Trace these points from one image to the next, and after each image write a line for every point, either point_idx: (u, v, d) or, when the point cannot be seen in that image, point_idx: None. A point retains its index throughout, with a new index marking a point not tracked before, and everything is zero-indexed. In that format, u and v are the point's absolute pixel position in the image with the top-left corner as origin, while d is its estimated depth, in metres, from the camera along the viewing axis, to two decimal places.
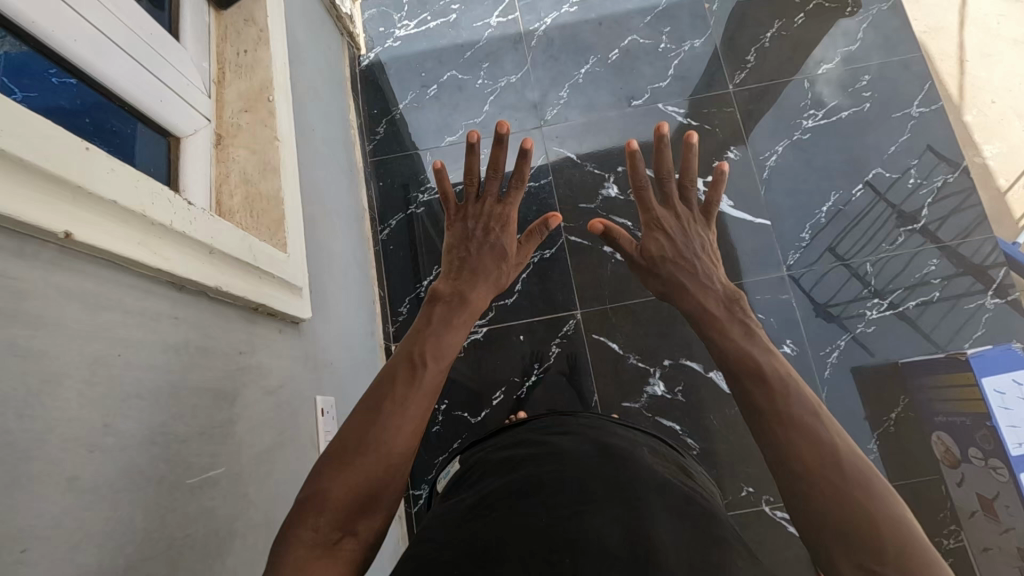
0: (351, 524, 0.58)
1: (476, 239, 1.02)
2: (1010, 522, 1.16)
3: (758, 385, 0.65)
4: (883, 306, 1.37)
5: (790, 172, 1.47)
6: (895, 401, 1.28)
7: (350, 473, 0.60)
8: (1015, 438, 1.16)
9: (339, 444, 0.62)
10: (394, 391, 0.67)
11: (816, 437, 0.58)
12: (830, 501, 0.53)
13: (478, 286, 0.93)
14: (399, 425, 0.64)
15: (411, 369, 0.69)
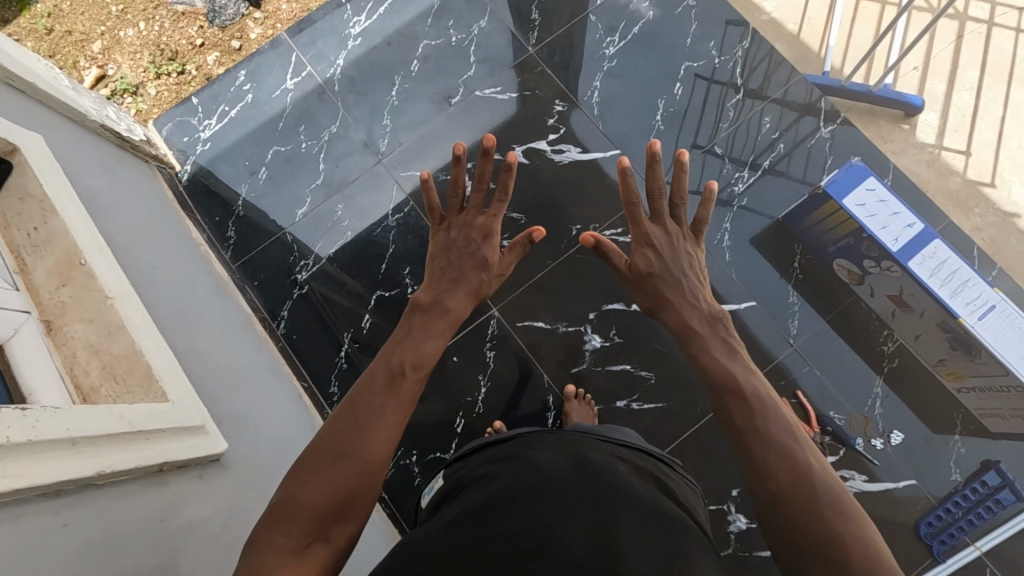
0: (326, 530, 0.65)
1: (462, 262, 1.03)
2: (920, 308, 1.24)
3: (740, 406, 0.76)
4: (747, 175, 1.46)
5: (616, 99, 1.52)
6: (791, 252, 1.38)
7: (326, 480, 0.67)
8: (892, 234, 1.21)
9: (319, 452, 0.69)
10: (374, 402, 0.74)
11: (783, 456, 0.69)
12: (804, 510, 0.64)
13: (455, 299, 0.98)
14: (378, 439, 0.71)
15: (390, 383, 0.77)
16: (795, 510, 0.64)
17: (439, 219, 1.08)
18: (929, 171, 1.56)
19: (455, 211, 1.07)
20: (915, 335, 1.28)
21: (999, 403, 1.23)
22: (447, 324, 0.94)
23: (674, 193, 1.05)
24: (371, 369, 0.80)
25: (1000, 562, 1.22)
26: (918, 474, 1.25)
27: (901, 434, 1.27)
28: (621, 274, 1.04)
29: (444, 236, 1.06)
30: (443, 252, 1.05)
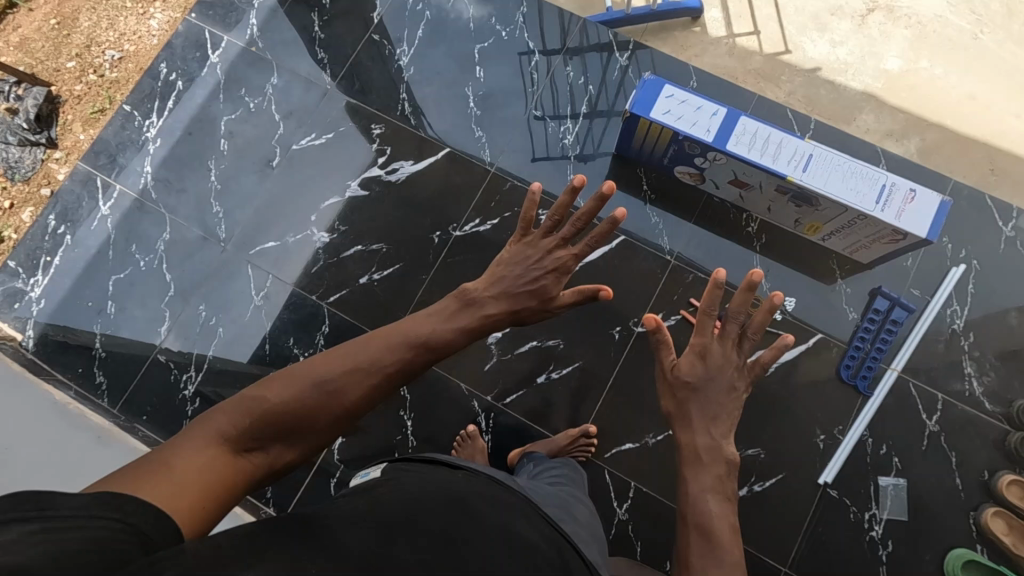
0: (269, 445, 0.72)
1: (522, 291, 1.04)
2: (757, 184, 1.27)
3: (708, 547, 0.87)
4: (572, 123, 1.50)
5: (427, 103, 1.52)
6: (637, 177, 1.43)
7: (293, 394, 0.75)
8: (702, 129, 1.22)
9: (297, 375, 0.77)
10: (370, 357, 0.82)
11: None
12: None
13: (488, 307, 1.01)
14: (352, 398, 0.78)
15: (386, 351, 0.84)
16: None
17: (524, 235, 1.08)
18: (731, 61, 1.67)
19: (539, 234, 1.07)
20: (767, 207, 1.33)
21: (866, 236, 1.24)
22: (474, 319, 0.99)
23: (754, 328, 1.00)
24: (379, 333, 0.88)
25: (921, 374, 1.28)
26: (820, 328, 1.33)
27: (792, 300, 1.35)
28: (660, 360, 1.04)
29: (523, 254, 1.06)
30: (518, 271, 1.04)
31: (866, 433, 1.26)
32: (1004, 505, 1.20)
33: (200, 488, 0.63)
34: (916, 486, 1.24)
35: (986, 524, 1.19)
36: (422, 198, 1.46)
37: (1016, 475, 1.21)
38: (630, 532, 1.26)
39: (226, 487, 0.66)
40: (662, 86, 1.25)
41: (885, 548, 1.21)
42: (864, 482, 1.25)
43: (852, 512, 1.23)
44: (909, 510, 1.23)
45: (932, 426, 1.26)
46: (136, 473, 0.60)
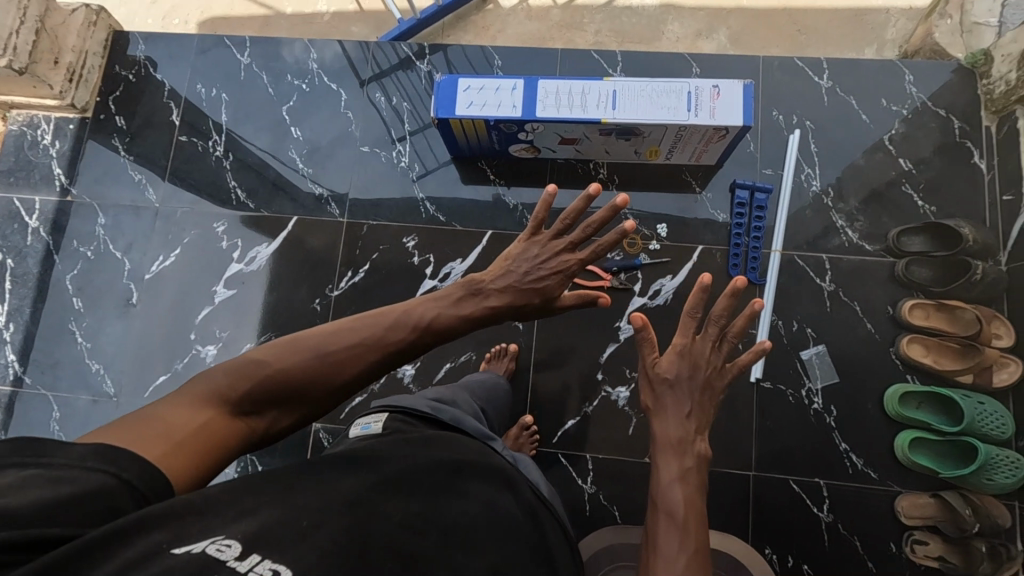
0: (269, 408, 0.72)
1: (524, 290, 0.98)
2: (583, 136, 1.29)
3: (673, 531, 0.82)
4: (402, 145, 1.48)
5: (259, 181, 1.50)
6: (481, 171, 1.44)
7: (292, 364, 0.73)
8: (508, 107, 1.23)
9: (300, 343, 0.76)
10: (378, 338, 0.81)
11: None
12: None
13: (488, 300, 0.96)
14: (352, 371, 0.77)
15: (388, 330, 0.82)
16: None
17: (534, 231, 1.01)
18: (532, 25, 1.70)
19: (550, 235, 1.01)
20: (604, 151, 1.34)
21: (697, 142, 1.27)
22: (478, 310, 0.96)
23: (734, 325, 0.97)
24: (382, 311, 0.84)
25: (800, 243, 1.33)
26: (698, 240, 1.36)
27: (665, 225, 1.37)
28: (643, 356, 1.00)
29: (530, 252, 1.00)
30: (532, 270, 0.99)
31: (775, 317, 1.31)
32: (913, 330, 1.26)
33: (190, 447, 0.63)
34: (835, 345, 1.28)
35: (904, 353, 1.24)
36: (290, 274, 1.44)
37: (913, 298, 1.26)
38: (604, 501, 1.27)
39: (221, 445, 0.67)
40: (456, 82, 1.25)
41: (831, 413, 1.26)
42: (790, 362, 1.29)
43: (790, 394, 1.27)
44: (837, 370, 1.27)
45: (828, 286, 1.31)
46: (131, 434, 0.60)
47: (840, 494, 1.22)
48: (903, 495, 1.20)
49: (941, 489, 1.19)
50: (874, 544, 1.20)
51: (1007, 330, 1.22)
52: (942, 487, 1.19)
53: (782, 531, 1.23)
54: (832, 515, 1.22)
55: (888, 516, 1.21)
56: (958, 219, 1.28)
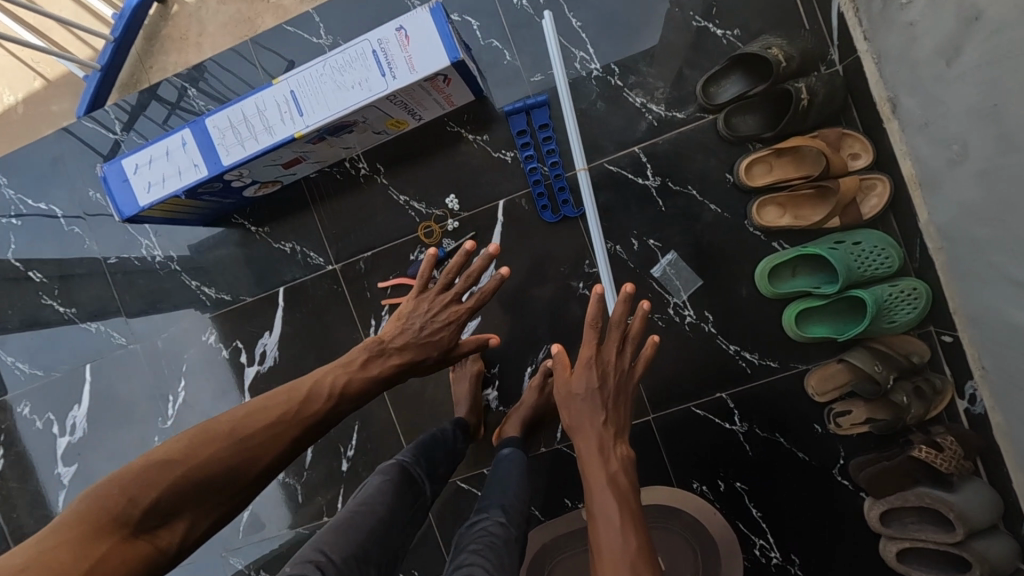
0: (180, 516, 0.59)
1: (420, 343, 0.87)
2: (304, 153, 1.05)
3: (614, 534, 0.73)
4: (148, 238, 1.25)
5: (31, 342, 1.30)
6: (240, 226, 1.22)
7: (199, 466, 0.61)
8: (190, 167, 0.98)
9: (203, 439, 0.63)
10: (295, 413, 0.71)
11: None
12: None
13: (388, 360, 0.85)
14: (272, 457, 0.67)
15: (301, 405, 0.72)
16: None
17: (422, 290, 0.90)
18: (231, 10, 1.36)
19: (439, 291, 0.90)
20: (339, 148, 1.09)
21: (425, 97, 1.01)
22: (384, 372, 0.84)
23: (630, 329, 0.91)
24: (287, 389, 0.73)
25: (605, 146, 1.10)
26: (496, 194, 1.14)
27: (454, 195, 1.15)
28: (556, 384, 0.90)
29: (419, 301, 0.89)
30: (426, 319, 0.88)
31: (610, 243, 1.11)
32: (762, 190, 1.04)
33: None
34: (686, 244, 1.09)
35: (759, 223, 1.04)
36: (114, 425, 1.29)
37: (748, 155, 1.03)
38: None
39: None
40: (122, 164, 1.00)
41: (708, 320, 1.09)
42: (646, 285, 1.10)
43: (658, 318, 1.11)
44: (697, 271, 1.09)
45: (653, 182, 1.09)
46: None
47: (748, 398, 1.09)
48: (811, 373, 1.06)
49: (846, 351, 1.04)
50: (798, 433, 1.08)
51: (863, 146, 1.00)
52: (847, 348, 1.05)
53: (703, 459, 1.12)
54: (745, 424, 1.10)
55: (804, 399, 1.08)
56: (766, 36, 1.03)
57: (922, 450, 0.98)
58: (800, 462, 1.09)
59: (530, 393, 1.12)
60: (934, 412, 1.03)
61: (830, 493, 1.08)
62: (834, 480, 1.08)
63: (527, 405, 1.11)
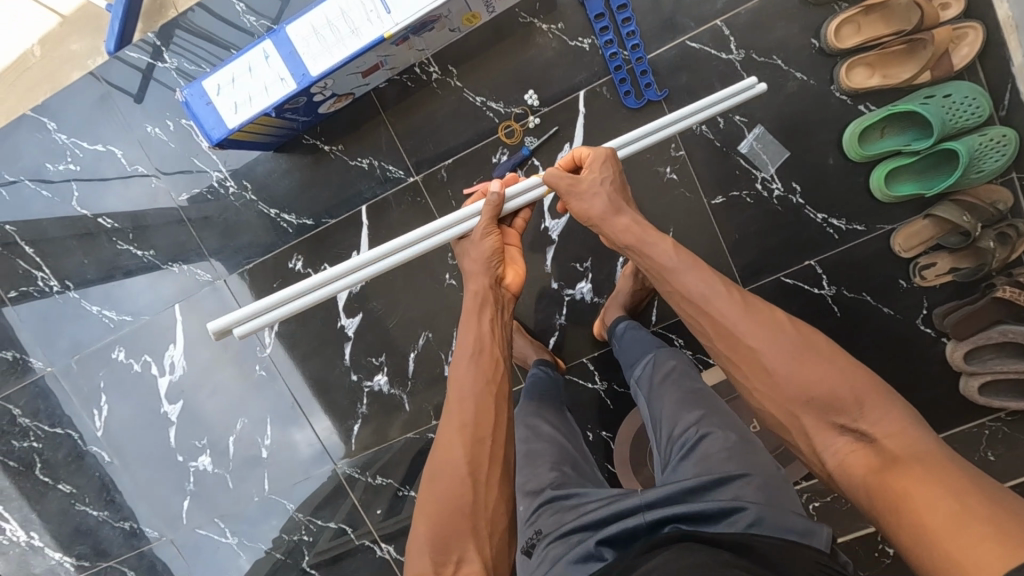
0: (466, 557, 0.75)
1: (485, 275, 0.95)
2: (382, 58, 1.01)
3: (743, 318, 0.74)
4: (220, 170, 1.22)
5: (115, 290, 1.30)
6: (312, 147, 1.19)
7: (443, 499, 0.79)
8: (278, 81, 0.95)
9: (440, 499, 0.79)
10: (450, 444, 0.82)
11: (880, 405, 0.66)
12: (800, 391, 0.69)
13: (484, 316, 0.92)
14: (489, 476, 0.81)
15: (475, 426, 0.82)
16: (914, 504, 0.57)
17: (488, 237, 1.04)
18: None
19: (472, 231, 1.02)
20: (412, 52, 1.06)
21: None
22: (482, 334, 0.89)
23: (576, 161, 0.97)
24: (451, 415, 0.84)
25: (687, 22, 1.07)
26: (575, 84, 1.11)
27: (533, 91, 1.12)
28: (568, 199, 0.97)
29: (464, 240, 1.01)
30: (480, 243, 0.98)
31: (695, 124, 1.11)
32: (848, 53, 1.04)
33: None
34: (772, 116, 1.09)
35: (848, 86, 1.04)
36: (216, 360, 1.33)
37: (836, 17, 1.02)
38: (620, 388, 1.27)
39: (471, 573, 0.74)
40: (205, 84, 0.96)
41: (796, 192, 1.12)
42: (733, 162, 1.12)
43: (746, 196, 1.13)
44: (784, 144, 1.10)
45: (737, 56, 1.07)
46: None
47: (835, 262, 1.14)
48: (897, 231, 1.11)
49: (932, 207, 1.08)
50: (883, 290, 1.15)
51: None
52: (932, 204, 1.08)
53: None
54: (834, 287, 1.15)
55: (888, 257, 1.13)
56: None
57: (1006, 290, 1.06)
58: (885, 317, 1.16)
59: (624, 281, 1.17)
60: (1015, 255, 1.08)
61: (912, 340, 1.16)
62: (916, 329, 1.16)
63: (621, 294, 1.17)
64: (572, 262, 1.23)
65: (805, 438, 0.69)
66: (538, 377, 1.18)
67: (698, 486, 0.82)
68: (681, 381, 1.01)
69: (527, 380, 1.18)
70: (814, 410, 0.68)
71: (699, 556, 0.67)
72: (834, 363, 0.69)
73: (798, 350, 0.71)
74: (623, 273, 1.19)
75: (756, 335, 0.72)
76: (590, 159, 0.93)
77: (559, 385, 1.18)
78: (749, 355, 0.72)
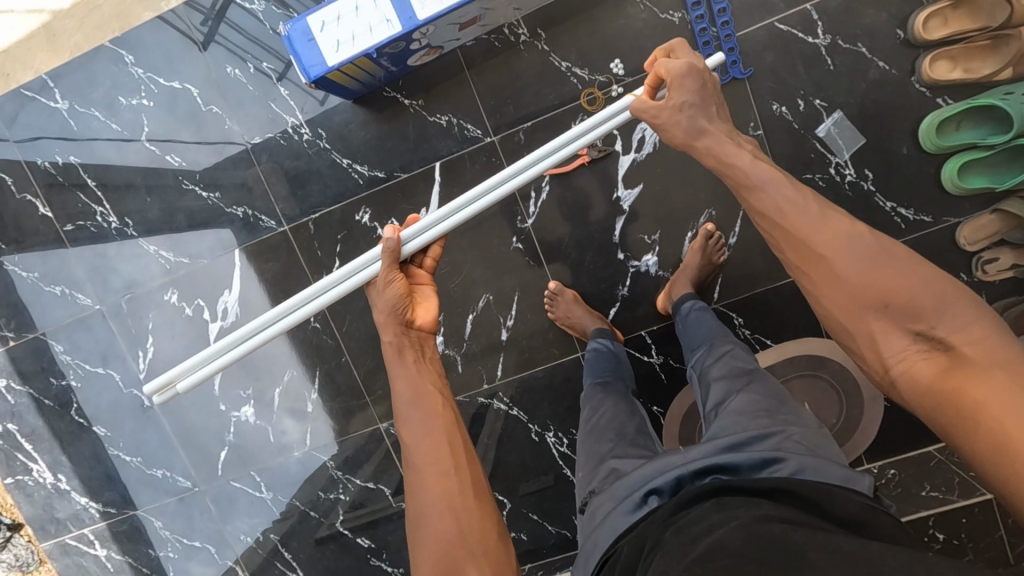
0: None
1: (395, 321, 0.86)
2: (482, 12, 1.03)
3: (819, 218, 0.69)
4: (297, 116, 1.23)
5: (176, 230, 1.30)
6: (392, 100, 1.20)
7: (433, 539, 0.72)
8: (383, 22, 0.95)
9: (431, 542, 0.72)
10: (419, 489, 0.76)
11: (959, 309, 0.63)
12: (875, 292, 0.65)
13: (411, 361, 0.85)
14: (467, 499, 0.74)
15: (435, 457, 0.77)
16: (988, 411, 0.57)
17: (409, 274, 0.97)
18: None
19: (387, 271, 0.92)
20: (509, 9, 1.08)
21: None
22: (416, 379, 0.83)
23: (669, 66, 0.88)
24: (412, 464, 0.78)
25: (776, 3, 1.10)
26: None
27: (619, 60, 1.14)
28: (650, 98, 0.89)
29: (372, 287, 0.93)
30: (385, 290, 0.88)
31: (776, 105, 1.13)
32: (932, 46, 1.07)
33: None
34: (852, 102, 1.12)
35: (930, 78, 1.07)
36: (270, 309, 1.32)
37: (924, 9, 1.05)
38: (675, 365, 1.26)
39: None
40: (310, 20, 0.96)
41: (867, 178, 1.14)
42: (808, 145, 1.14)
43: (819, 179, 1.15)
44: (860, 130, 1.13)
45: (823, 40, 1.10)
46: None
47: None
48: (964, 225, 1.13)
49: (1000, 202, 1.11)
50: None
51: None
52: (1000, 200, 1.11)
53: None
54: None
55: (952, 250, 1.15)
56: None
57: None
58: None
59: (692, 255, 1.18)
60: None
61: None
62: None
63: (691, 268, 1.17)
64: (639, 234, 1.23)
65: (872, 344, 0.66)
66: (595, 354, 1.15)
67: (740, 441, 0.77)
68: (736, 358, 0.95)
69: (586, 359, 1.16)
70: (888, 315, 0.64)
71: (751, 515, 0.61)
72: (916, 265, 0.65)
73: (876, 253, 0.66)
74: (690, 248, 1.19)
75: (832, 235, 0.68)
76: (678, 67, 0.85)
77: (619, 366, 1.14)
78: (822, 258, 0.68)
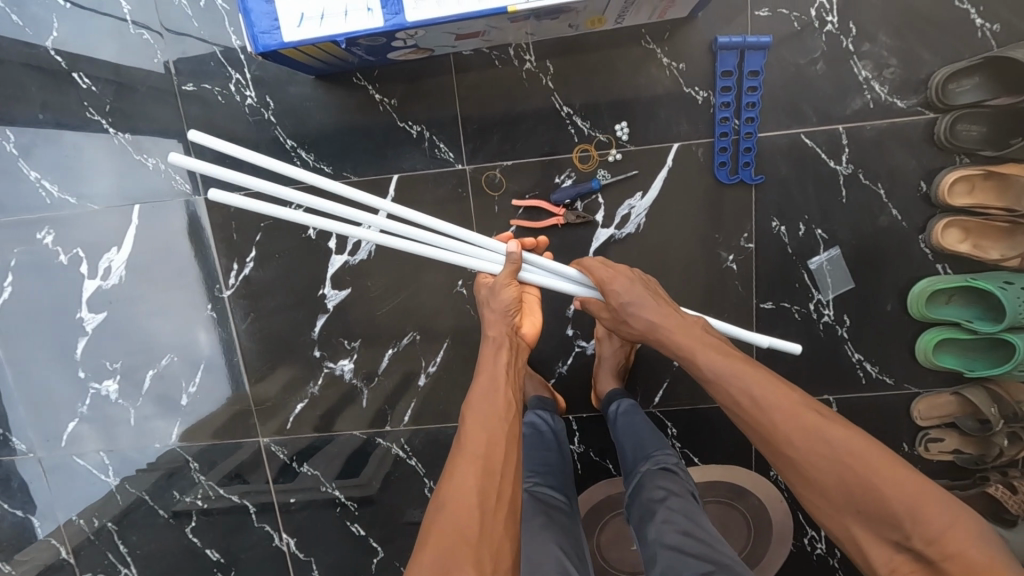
0: None
1: (504, 323, 0.92)
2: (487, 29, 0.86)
3: (762, 401, 0.73)
4: (242, 74, 1.03)
5: (67, 163, 1.08)
6: (361, 90, 1.02)
7: (454, 523, 0.69)
8: (362, 11, 0.77)
9: (444, 534, 0.68)
10: (459, 469, 0.74)
11: (937, 511, 0.61)
12: (841, 488, 0.66)
13: (502, 359, 0.87)
14: (499, 506, 0.72)
15: (487, 450, 0.76)
16: None
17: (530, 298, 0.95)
18: None
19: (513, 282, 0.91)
20: (518, 32, 0.91)
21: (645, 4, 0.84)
22: (500, 371, 0.86)
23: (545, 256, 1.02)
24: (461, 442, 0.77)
25: (810, 114, 0.98)
26: (672, 134, 1.00)
27: (626, 123, 1.00)
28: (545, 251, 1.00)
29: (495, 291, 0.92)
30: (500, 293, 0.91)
31: (776, 222, 1.02)
32: (951, 209, 0.98)
33: None
34: (853, 243, 1.02)
35: (937, 243, 0.98)
36: (162, 283, 1.13)
37: (956, 169, 0.96)
38: (594, 457, 1.16)
39: None
40: None
41: (843, 324, 1.06)
42: (796, 273, 1.05)
43: (796, 311, 1.06)
44: (853, 274, 1.03)
45: (844, 169, 0.99)
46: None
47: (851, 406, 1.10)
48: (921, 397, 1.07)
49: (963, 386, 1.05)
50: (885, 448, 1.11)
51: None
52: (963, 383, 1.05)
53: None
54: None
55: (903, 418, 1.09)
56: None
57: (999, 490, 1.03)
58: None
59: (607, 345, 1.06)
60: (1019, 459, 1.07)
61: None
62: None
63: (607, 359, 1.06)
64: None
65: (856, 548, 0.66)
66: (534, 433, 1.00)
67: None
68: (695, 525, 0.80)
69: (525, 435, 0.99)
70: (864, 519, 0.65)
71: None
72: (880, 461, 0.65)
73: (835, 447, 0.67)
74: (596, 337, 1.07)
75: (783, 427, 0.70)
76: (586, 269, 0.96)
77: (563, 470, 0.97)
78: (780, 455, 0.71)
